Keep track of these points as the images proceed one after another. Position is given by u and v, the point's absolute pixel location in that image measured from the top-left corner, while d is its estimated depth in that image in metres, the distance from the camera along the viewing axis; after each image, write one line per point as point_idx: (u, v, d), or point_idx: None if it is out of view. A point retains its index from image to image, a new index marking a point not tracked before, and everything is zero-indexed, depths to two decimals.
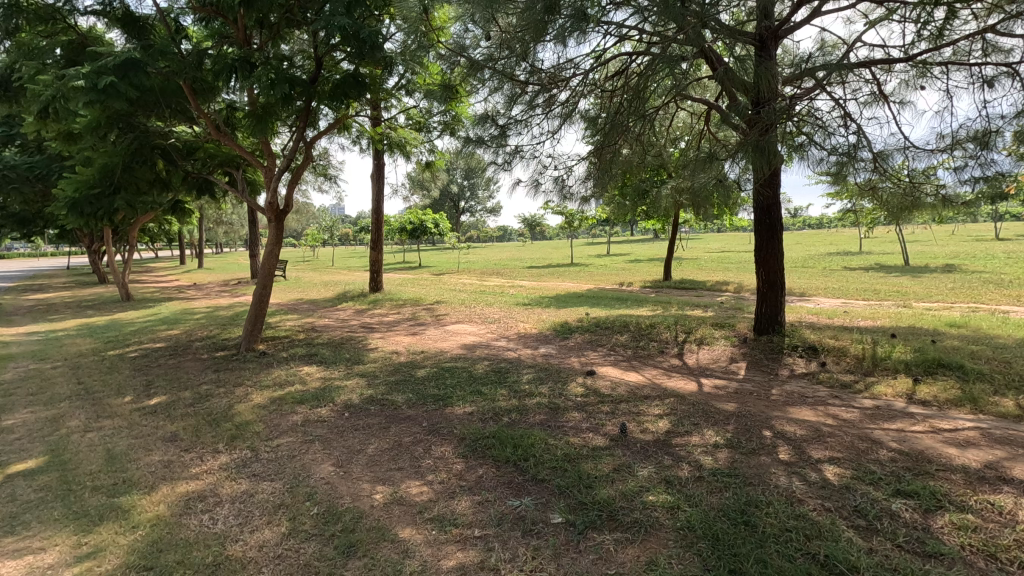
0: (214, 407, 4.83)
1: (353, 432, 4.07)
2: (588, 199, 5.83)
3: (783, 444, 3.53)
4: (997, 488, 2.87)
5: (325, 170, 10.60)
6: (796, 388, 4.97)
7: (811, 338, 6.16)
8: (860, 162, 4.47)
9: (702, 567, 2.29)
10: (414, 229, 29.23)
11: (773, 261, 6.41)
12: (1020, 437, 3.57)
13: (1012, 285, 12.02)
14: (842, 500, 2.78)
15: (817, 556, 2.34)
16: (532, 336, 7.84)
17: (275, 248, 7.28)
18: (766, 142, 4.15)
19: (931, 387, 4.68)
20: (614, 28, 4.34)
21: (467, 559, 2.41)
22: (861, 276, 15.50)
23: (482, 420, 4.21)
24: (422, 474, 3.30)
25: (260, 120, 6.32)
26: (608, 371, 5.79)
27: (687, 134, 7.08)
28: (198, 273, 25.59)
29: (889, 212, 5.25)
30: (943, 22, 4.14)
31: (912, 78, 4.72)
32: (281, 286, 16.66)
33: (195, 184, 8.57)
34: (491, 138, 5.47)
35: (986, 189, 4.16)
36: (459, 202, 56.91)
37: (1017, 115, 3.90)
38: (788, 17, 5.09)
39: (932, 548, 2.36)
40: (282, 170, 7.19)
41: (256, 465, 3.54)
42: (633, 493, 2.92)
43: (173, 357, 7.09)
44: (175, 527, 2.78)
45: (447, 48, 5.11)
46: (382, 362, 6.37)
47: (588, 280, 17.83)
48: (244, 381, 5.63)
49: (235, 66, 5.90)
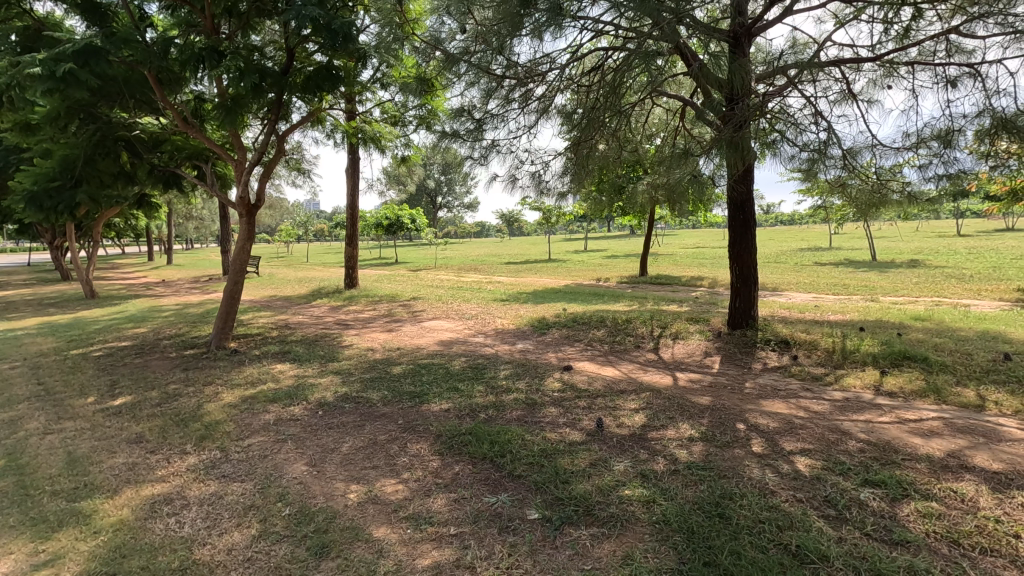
0: (182, 407, 4.69)
1: (327, 430, 4.00)
2: (566, 195, 5.83)
3: (756, 437, 3.58)
4: (959, 476, 2.96)
5: (298, 164, 10.37)
6: (768, 381, 5.06)
7: (783, 333, 6.31)
8: (831, 159, 4.54)
9: (677, 560, 2.30)
10: (390, 226, 28.84)
11: (747, 257, 6.50)
12: (981, 427, 3.69)
13: (973, 279, 12.41)
14: (814, 491, 2.83)
15: (789, 547, 2.37)
16: (509, 332, 7.84)
17: (247, 244, 7.09)
18: (740, 137, 4.18)
19: (897, 378, 4.81)
20: (590, 23, 4.31)
21: (444, 558, 2.38)
22: (832, 271, 15.73)
23: (458, 417, 4.18)
24: (397, 472, 3.25)
25: (229, 111, 6.13)
26: (584, 366, 5.80)
27: (662, 130, 7.13)
28: (165, 270, 24.76)
29: (858, 210, 5.38)
30: (909, 23, 4.23)
31: (880, 78, 4.82)
32: (255, 283, 16.26)
33: (162, 177, 8.14)
34: (467, 132, 5.42)
35: (949, 186, 4.28)
36: (436, 196, 56.55)
37: (979, 115, 4.00)
38: (761, 15, 5.15)
39: (898, 536, 2.41)
40: (253, 163, 6.98)
41: (226, 466, 3.45)
42: (610, 488, 2.93)
43: (139, 356, 6.85)
44: (139, 532, 2.69)
45: (423, 41, 5.06)
46: (358, 359, 6.27)
47: (566, 276, 17.74)
48: (215, 381, 5.48)
49: (202, 55, 5.70)
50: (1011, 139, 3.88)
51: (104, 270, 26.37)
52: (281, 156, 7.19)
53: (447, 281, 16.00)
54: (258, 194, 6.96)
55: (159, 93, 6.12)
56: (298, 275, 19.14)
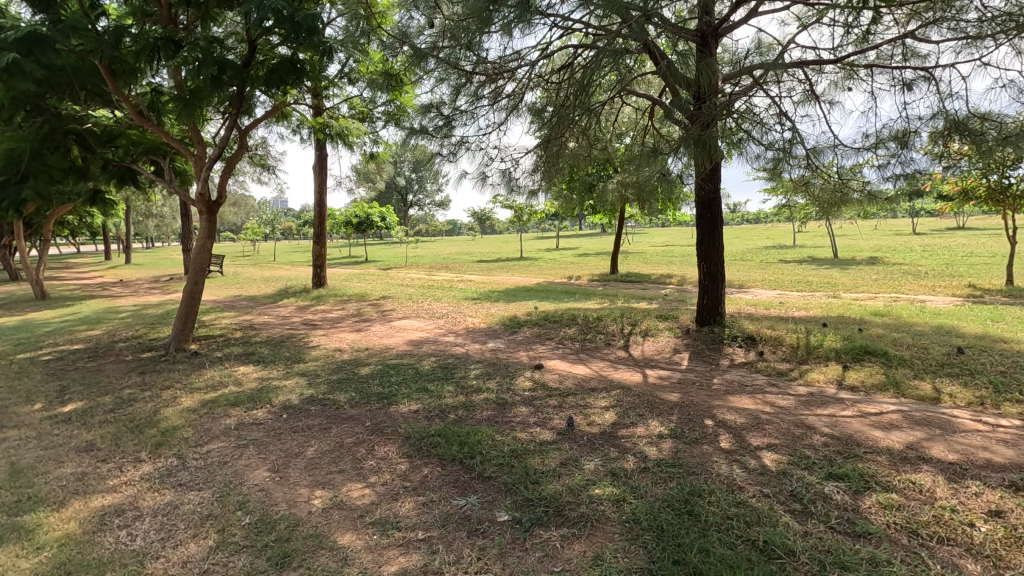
0: (137, 412, 4.49)
1: (292, 434, 3.87)
2: (536, 192, 5.80)
3: (724, 433, 3.62)
4: (917, 467, 3.04)
5: (263, 159, 10.06)
6: (735, 376, 5.14)
7: (749, 329, 6.41)
8: (795, 159, 4.60)
9: (647, 559, 2.29)
10: (360, 224, 28.44)
11: (714, 254, 6.58)
12: (937, 419, 3.81)
13: (928, 276, 12.89)
14: (779, 485, 2.87)
15: (756, 542, 2.38)
16: (481, 331, 7.79)
17: (208, 243, 6.83)
18: (707, 136, 4.21)
19: (858, 373, 4.94)
20: (560, 20, 4.25)
21: (411, 564, 2.32)
22: (796, 269, 16.12)
23: (427, 418, 4.11)
24: (364, 475, 3.17)
25: (187, 104, 5.83)
26: (556, 364, 5.80)
27: (631, 129, 7.20)
28: (122, 270, 23.69)
29: (821, 208, 5.50)
30: (868, 26, 4.33)
31: (840, 79, 4.94)
32: (218, 283, 15.69)
33: (116, 173, 7.76)
34: (435, 128, 5.33)
35: (905, 186, 4.42)
36: (406, 194, 56.02)
37: (933, 117, 4.14)
38: (727, 16, 5.21)
39: (861, 528, 2.46)
40: (213, 159, 6.72)
41: (183, 474, 3.30)
42: (580, 488, 2.91)
43: (93, 360, 6.53)
44: (86, 546, 2.55)
45: (390, 36, 4.96)
46: (325, 360, 6.14)
47: (538, 274, 17.76)
48: (173, 385, 5.27)
49: (157, 45, 5.48)
50: (962, 140, 4.04)
51: (55, 270, 25.10)
52: (243, 151, 6.95)
53: (418, 280, 15.83)
54: (219, 190, 6.69)
55: (112, 85, 5.83)
56: (262, 274, 18.59)
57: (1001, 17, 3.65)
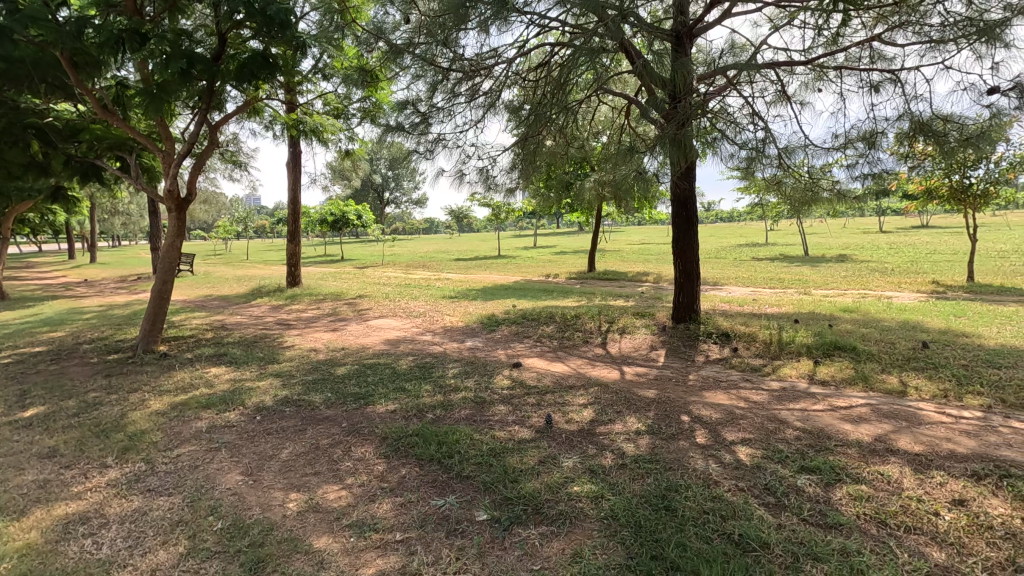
0: (103, 416, 4.34)
1: (266, 437, 3.79)
2: (513, 190, 5.80)
3: (699, 428, 3.66)
4: (886, 459, 3.12)
5: (235, 156, 9.82)
6: (710, 372, 5.21)
7: (724, 326, 6.51)
8: (767, 158, 4.68)
9: (625, 555, 2.30)
10: (336, 221, 28.04)
11: (689, 252, 6.66)
12: (904, 411, 3.92)
13: (894, 273, 13.28)
14: (754, 479, 2.91)
15: (732, 536, 2.42)
16: (458, 329, 7.75)
17: (177, 241, 6.66)
18: (682, 136, 4.25)
19: (829, 367, 5.06)
20: (537, 18, 4.24)
21: (389, 566, 2.29)
22: (769, 266, 16.44)
23: (405, 418, 4.07)
24: (341, 477, 3.12)
25: (154, 98, 5.63)
26: (534, 362, 5.80)
27: (608, 127, 7.24)
28: (86, 269, 22.87)
29: (793, 207, 5.60)
30: (837, 29, 4.42)
31: (811, 81, 5.05)
32: (188, 283, 15.27)
33: (80, 169, 7.44)
34: (412, 126, 5.28)
35: (873, 185, 4.53)
36: (383, 191, 55.45)
37: (900, 118, 4.25)
38: (701, 17, 5.27)
39: (833, 520, 2.51)
40: (182, 155, 6.53)
41: (152, 478, 3.21)
42: (558, 485, 2.91)
43: (56, 362, 6.29)
44: (49, 556, 2.45)
45: (365, 31, 4.91)
46: (300, 360, 6.03)
47: (516, 273, 17.75)
48: (141, 387, 5.11)
49: (122, 37, 5.29)
50: (927, 141, 4.16)
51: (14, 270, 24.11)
52: (213, 148, 6.77)
53: (396, 279, 15.66)
54: (189, 187, 6.51)
55: (74, 78, 5.61)
56: (235, 273, 18.17)
57: (963, 21, 3.76)
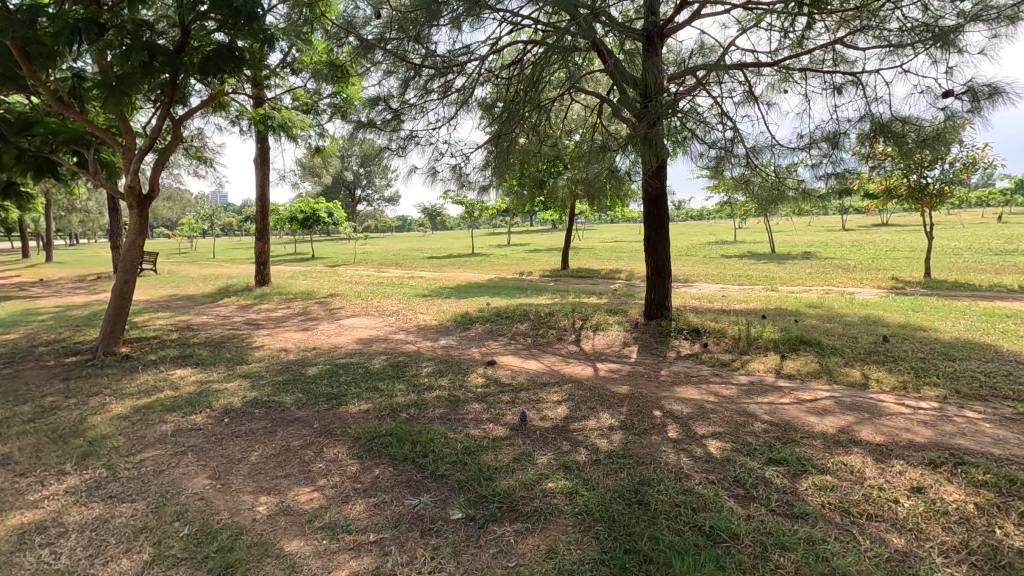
0: (61, 422, 4.17)
1: (234, 439, 3.70)
2: (486, 187, 5.78)
3: (671, 423, 3.72)
4: (849, 449, 3.22)
5: (200, 152, 9.54)
6: (681, 368, 5.30)
7: (695, 321, 6.63)
8: (736, 158, 4.78)
9: (599, 550, 2.33)
10: (306, 219, 27.53)
11: (661, 249, 6.76)
12: (865, 403, 4.06)
13: (856, 269, 13.74)
14: (724, 472, 2.98)
15: (703, 527, 2.46)
16: (432, 328, 7.69)
17: (139, 239, 6.44)
18: (654, 135, 4.29)
19: (795, 362, 5.21)
20: (509, 15, 4.23)
21: (362, 567, 2.27)
22: (738, 263, 16.81)
23: (378, 417, 4.02)
24: (313, 479, 3.07)
25: (113, 91, 5.43)
26: (508, 360, 5.81)
27: (580, 126, 7.29)
28: (40, 268, 21.89)
29: (760, 205, 5.73)
30: (802, 32, 4.54)
31: (777, 82, 5.17)
32: (151, 283, 14.77)
33: (34, 164, 7.11)
34: (384, 122, 5.21)
35: (836, 184, 4.67)
36: (355, 188, 54.69)
37: (861, 120, 4.39)
38: (672, 17, 5.34)
39: (799, 509, 2.58)
40: (143, 150, 6.30)
41: (114, 485, 3.10)
42: (533, 482, 2.92)
43: (9, 366, 6.01)
44: (2, 568, 2.35)
45: (335, 25, 4.82)
46: (269, 361, 5.90)
47: (490, 270, 17.74)
48: (102, 390, 4.93)
49: (78, 27, 5.07)
50: (886, 142, 4.31)
51: None
52: (177, 142, 6.56)
53: (368, 277, 15.48)
54: (152, 183, 6.28)
55: (26, 68, 5.35)
56: (200, 272, 17.66)
57: (920, 27, 3.90)
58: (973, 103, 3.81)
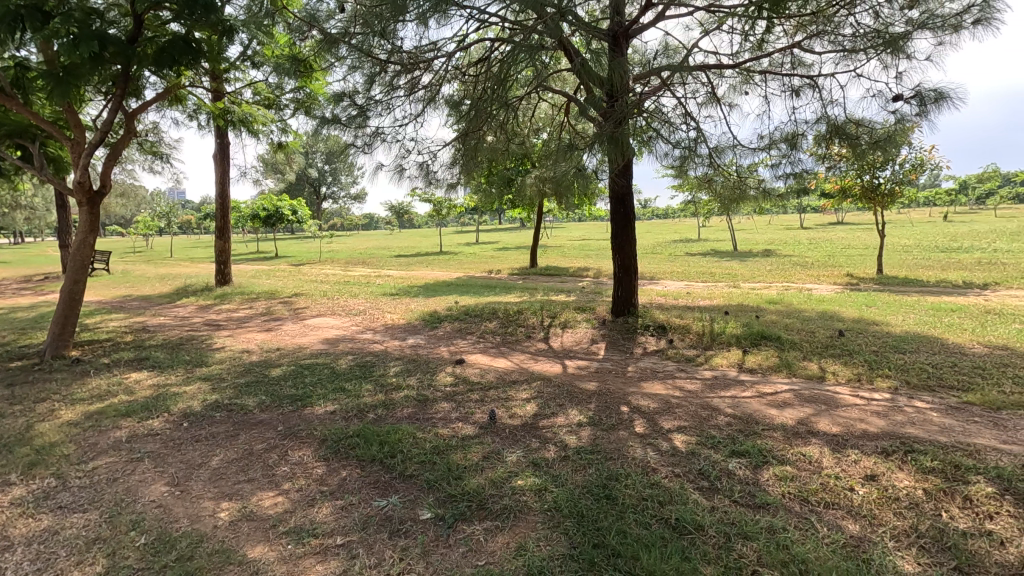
0: (4, 430, 3.96)
1: (194, 444, 3.58)
2: (454, 185, 5.74)
3: (638, 418, 3.78)
4: (807, 440, 3.34)
5: (154, 147, 9.17)
6: (648, 364, 5.39)
7: (660, 318, 6.75)
8: (699, 158, 4.87)
9: (568, 545, 2.34)
10: (268, 217, 26.82)
11: (627, 247, 6.85)
12: (823, 395, 4.21)
13: (813, 266, 14.23)
14: (689, 465, 3.04)
15: (668, 520, 2.51)
16: (400, 327, 7.62)
17: (89, 238, 6.15)
18: (620, 134, 4.33)
19: (756, 356, 5.37)
20: (476, 13, 4.21)
21: (329, 570, 2.23)
22: (702, 261, 17.17)
23: (345, 418, 3.96)
24: (277, 483, 3.00)
25: (60, 81, 5.17)
26: (477, 358, 5.80)
27: (548, 124, 7.32)
28: None
29: (722, 204, 5.87)
30: (762, 36, 4.66)
31: (738, 84, 5.30)
32: (103, 283, 14.16)
33: None
34: (349, 118, 5.12)
35: (795, 184, 4.82)
36: (319, 186, 53.57)
37: (817, 122, 4.54)
38: (637, 18, 5.41)
39: (761, 500, 2.66)
40: (94, 144, 6.02)
41: (65, 494, 2.96)
42: (502, 480, 2.92)
43: None
44: None
45: (297, 19, 4.71)
46: (231, 363, 5.74)
47: (459, 269, 17.65)
48: (50, 396, 4.71)
49: (21, 14, 4.81)
50: (841, 143, 4.46)
51: None
52: (130, 136, 6.30)
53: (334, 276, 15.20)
54: (103, 178, 6.02)
55: None
56: (156, 272, 17.01)
57: (872, 33, 4.05)
58: (921, 107, 3.98)
